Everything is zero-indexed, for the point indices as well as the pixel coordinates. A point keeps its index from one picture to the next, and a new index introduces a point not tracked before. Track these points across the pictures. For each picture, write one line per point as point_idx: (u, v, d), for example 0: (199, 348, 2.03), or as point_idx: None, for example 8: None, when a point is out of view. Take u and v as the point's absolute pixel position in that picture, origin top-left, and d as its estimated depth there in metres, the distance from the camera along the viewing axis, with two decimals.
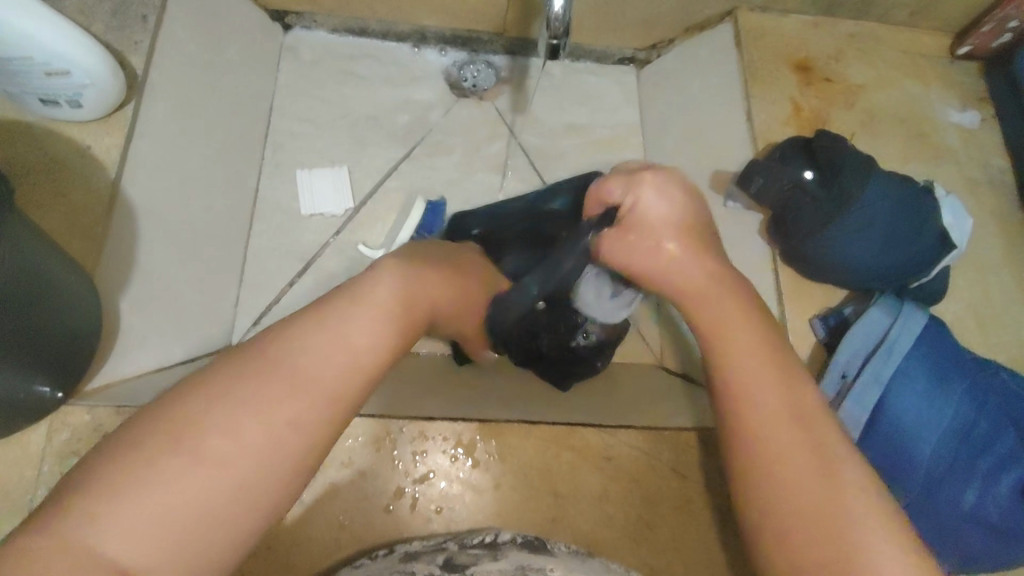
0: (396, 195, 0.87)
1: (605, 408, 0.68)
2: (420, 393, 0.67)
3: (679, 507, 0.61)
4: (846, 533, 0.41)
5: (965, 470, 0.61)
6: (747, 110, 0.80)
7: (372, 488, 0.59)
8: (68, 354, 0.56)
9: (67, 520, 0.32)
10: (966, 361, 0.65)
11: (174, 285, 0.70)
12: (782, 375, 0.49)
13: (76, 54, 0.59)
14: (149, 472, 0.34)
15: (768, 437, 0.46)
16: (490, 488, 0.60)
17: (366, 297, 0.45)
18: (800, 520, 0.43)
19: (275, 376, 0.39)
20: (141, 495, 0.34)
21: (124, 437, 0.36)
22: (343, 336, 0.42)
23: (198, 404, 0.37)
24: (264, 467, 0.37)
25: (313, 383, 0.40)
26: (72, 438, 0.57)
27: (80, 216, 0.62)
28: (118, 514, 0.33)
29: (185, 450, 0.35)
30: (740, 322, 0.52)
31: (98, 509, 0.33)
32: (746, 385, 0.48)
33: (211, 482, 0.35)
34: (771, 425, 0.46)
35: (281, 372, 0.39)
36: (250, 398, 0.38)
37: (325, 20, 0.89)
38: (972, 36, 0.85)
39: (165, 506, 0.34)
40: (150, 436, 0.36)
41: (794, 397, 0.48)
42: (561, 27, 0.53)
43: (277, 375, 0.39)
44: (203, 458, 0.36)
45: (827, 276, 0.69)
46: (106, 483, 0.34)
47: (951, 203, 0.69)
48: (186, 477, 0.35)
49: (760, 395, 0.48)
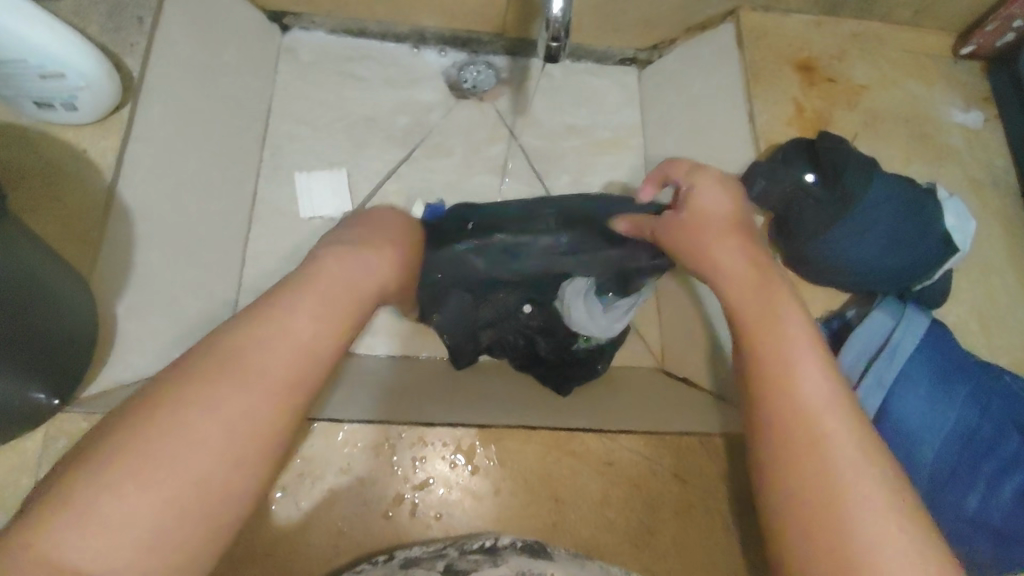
0: (395, 199, 0.86)
1: (606, 412, 0.67)
2: (419, 399, 0.66)
3: (680, 511, 0.61)
4: (855, 527, 0.39)
5: (967, 473, 0.60)
6: (749, 111, 0.79)
7: (371, 494, 0.58)
8: (64, 359, 0.55)
9: (42, 533, 0.32)
10: (971, 364, 0.64)
11: (171, 288, 0.69)
12: (821, 363, 0.46)
13: (72, 56, 0.58)
14: (115, 474, 0.35)
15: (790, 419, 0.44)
16: (490, 494, 0.60)
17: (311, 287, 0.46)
18: (814, 517, 0.40)
19: (230, 370, 0.39)
20: (109, 497, 0.34)
21: (88, 447, 0.36)
22: (292, 325, 0.43)
23: (154, 406, 0.37)
24: (228, 459, 0.38)
25: (269, 373, 0.40)
26: (68, 445, 0.56)
27: (74, 220, 0.61)
28: (89, 517, 0.33)
29: (147, 449, 0.36)
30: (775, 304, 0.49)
31: (68, 514, 0.33)
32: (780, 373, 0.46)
33: (183, 475, 0.36)
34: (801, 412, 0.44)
35: (236, 366, 0.40)
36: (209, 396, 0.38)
37: (323, 21, 0.89)
38: (976, 36, 0.84)
39: (137, 504, 0.35)
40: (113, 437, 0.36)
41: (821, 383, 0.45)
42: (561, 30, 0.53)
43: (228, 369, 0.39)
44: (170, 458, 0.36)
45: (830, 279, 0.68)
46: (75, 491, 0.34)
47: (955, 204, 0.68)
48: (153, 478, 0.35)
49: (789, 377, 0.45)
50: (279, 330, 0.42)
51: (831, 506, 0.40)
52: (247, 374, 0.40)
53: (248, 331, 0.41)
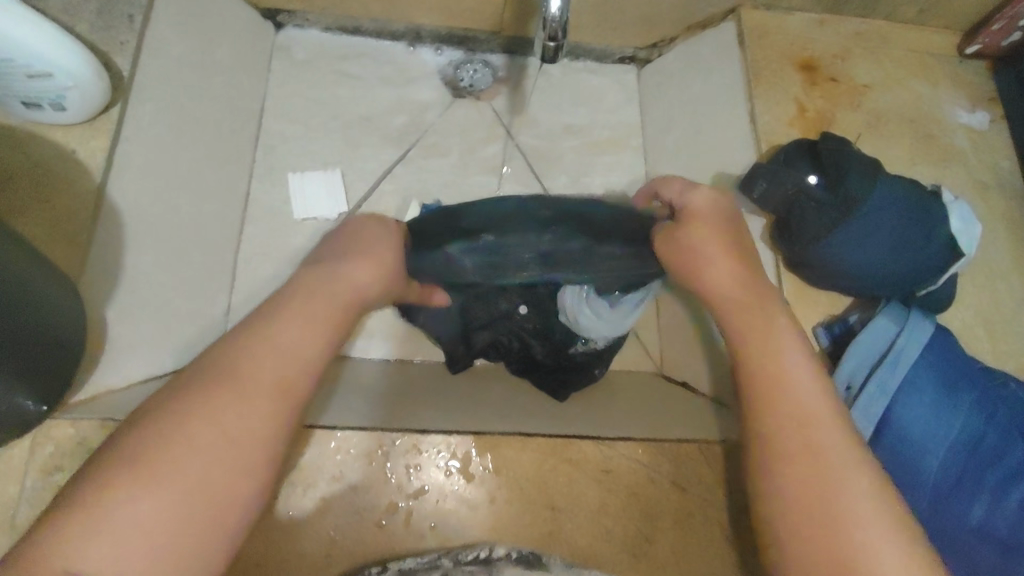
0: (390, 200, 0.85)
1: (604, 418, 0.66)
2: (414, 405, 0.65)
3: (679, 520, 0.59)
4: (848, 533, 0.43)
5: (972, 482, 0.59)
6: (751, 111, 0.78)
7: (364, 502, 0.57)
8: (52, 365, 0.54)
9: (63, 541, 0.37)
10: (976, 371, 0.63)
11: (163, 292, 0.68)
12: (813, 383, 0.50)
13: (57, 54, 0.57)
14: (133, 479, 0.40)
15: (777, 435, 0.48)
16: (485, 503, 0.59)
17: (297, 307, 0.51)
18: (804, 524, 0.44)
19: (228, 391, 0.44)
20: (129, 499, 0.39)
21: (97, 464, 0.41)
22: (278, 340, 0.48)
23: (164, 420, 0.42)
24: (231, 462, 0.42)
25: (260, 388, 0.45)
26: (55, 452, 0.55)
27: (62, 223, 0.60)
28: (109, 519, 0.38)
29: (163, 456, 0.41)
30: (761, 323, 0.53)
31: (91, 517, 0.38)
32: (768, 391, 0.50)
33: (190, 476, 0.41)
34: (786, 427, 0.48)
35: (235, 385, 0.45)
36: (209, 414, 0.43)
37: (317, 19, 0.87)
38: (982, 35, 0.83)
39: (153, 504, 0.39)
40: (130, 446, 0.41)
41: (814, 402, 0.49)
42: (556, 29, 0.51)
43: (227, 384, 0.44)
44: (177, 470, 0.41)
45: (832, 282, 0.67)
46: (91, 503, 0.38)
47: (960, 208, 0.67)
48: (162, 489, 0.40)
49: (776, 395, 0.49)
50: (270, 354, 0.47)
51: (827, 515, 0.44)
52: (242, 392, 0.45)
53: (242, 355, 0.46)
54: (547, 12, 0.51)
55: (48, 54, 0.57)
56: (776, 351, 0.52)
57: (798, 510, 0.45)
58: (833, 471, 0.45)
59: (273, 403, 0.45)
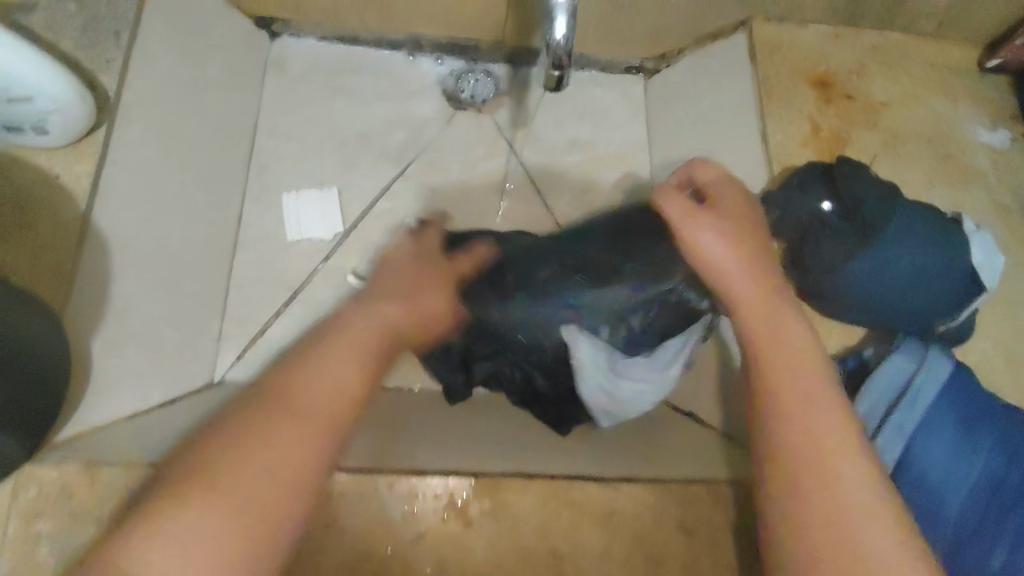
0: (387, 220, 0.82)
1: (607, 454, 0.64)
2: (410, 441, 0.63)
3: (686, 567, 0.56)
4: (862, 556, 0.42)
5: (992, 527, 0.55)
6: (762, 130, 0.76)
7: (360, 551, 0.54)
8: (33, 404, 0.51)
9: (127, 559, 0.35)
10: (997, 409, 0.60)
11: (152, 320, 0.66)
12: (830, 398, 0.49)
13: (40, 77, 0.54)
14: (197, 494, 0.38)
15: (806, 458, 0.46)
16: (485, 548, 0.55)
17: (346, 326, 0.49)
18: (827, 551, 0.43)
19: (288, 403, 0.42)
20: (191, 517, 0.37)
21: (166, 485, 0.39)
22: (324, 360, 0.46)
23: (223, 437, 0.41)
24: (289, 480, 0.40)
25: (314, 402, 0.43)
26: (40, 495, 0.53)
27: (44, 252, 0.57)
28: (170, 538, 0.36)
29: (223, 472, 0.39)
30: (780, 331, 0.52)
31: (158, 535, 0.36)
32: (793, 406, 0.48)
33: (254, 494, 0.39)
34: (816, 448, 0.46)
35: (293, 402, 0.43)
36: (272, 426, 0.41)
37: (313, 29, 0.85)
38: (1004, 49, 0.79)
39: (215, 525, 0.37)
40: (189, 464, 0.40)
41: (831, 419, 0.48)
42: (562, 58, 0.48)
43: (281, 402, 0.42)
44: (235, 489, 0.38)
45: (849, 313, 0.65)
46: (147, 526, 0.37)
47: (981, 238, 0.64)
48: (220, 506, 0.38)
49: (804, 415, 0.48)
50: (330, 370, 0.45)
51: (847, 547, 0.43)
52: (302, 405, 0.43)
53: (299, 369, 0.45)
54: (552, 40, 0.47)
55: (25, 77, 0.54)
56: (796, 363, 0.50)
57: (830, 540, 0.43)
58: (852, 515, 0.44)
59: (322, 419, 0.43)
